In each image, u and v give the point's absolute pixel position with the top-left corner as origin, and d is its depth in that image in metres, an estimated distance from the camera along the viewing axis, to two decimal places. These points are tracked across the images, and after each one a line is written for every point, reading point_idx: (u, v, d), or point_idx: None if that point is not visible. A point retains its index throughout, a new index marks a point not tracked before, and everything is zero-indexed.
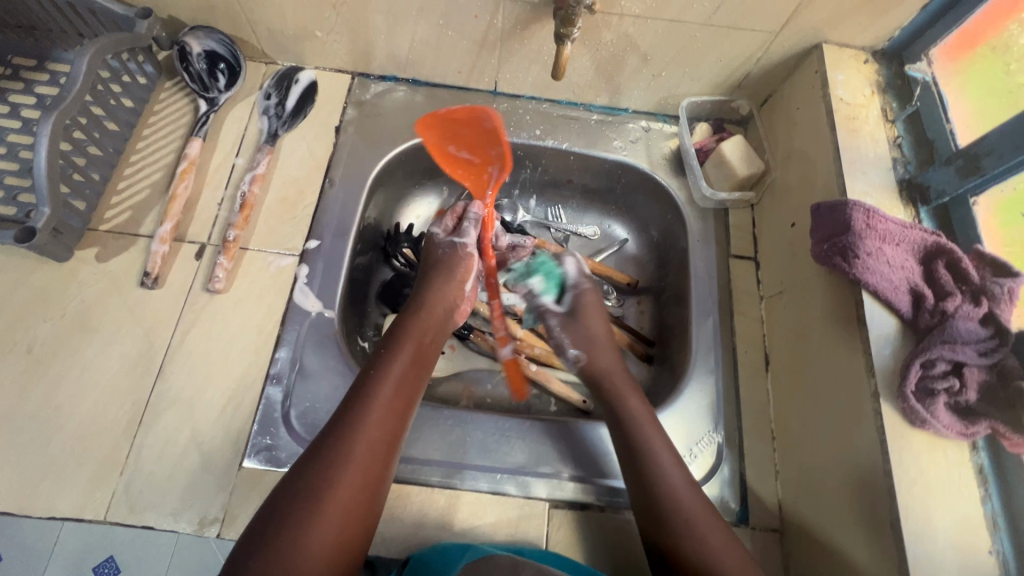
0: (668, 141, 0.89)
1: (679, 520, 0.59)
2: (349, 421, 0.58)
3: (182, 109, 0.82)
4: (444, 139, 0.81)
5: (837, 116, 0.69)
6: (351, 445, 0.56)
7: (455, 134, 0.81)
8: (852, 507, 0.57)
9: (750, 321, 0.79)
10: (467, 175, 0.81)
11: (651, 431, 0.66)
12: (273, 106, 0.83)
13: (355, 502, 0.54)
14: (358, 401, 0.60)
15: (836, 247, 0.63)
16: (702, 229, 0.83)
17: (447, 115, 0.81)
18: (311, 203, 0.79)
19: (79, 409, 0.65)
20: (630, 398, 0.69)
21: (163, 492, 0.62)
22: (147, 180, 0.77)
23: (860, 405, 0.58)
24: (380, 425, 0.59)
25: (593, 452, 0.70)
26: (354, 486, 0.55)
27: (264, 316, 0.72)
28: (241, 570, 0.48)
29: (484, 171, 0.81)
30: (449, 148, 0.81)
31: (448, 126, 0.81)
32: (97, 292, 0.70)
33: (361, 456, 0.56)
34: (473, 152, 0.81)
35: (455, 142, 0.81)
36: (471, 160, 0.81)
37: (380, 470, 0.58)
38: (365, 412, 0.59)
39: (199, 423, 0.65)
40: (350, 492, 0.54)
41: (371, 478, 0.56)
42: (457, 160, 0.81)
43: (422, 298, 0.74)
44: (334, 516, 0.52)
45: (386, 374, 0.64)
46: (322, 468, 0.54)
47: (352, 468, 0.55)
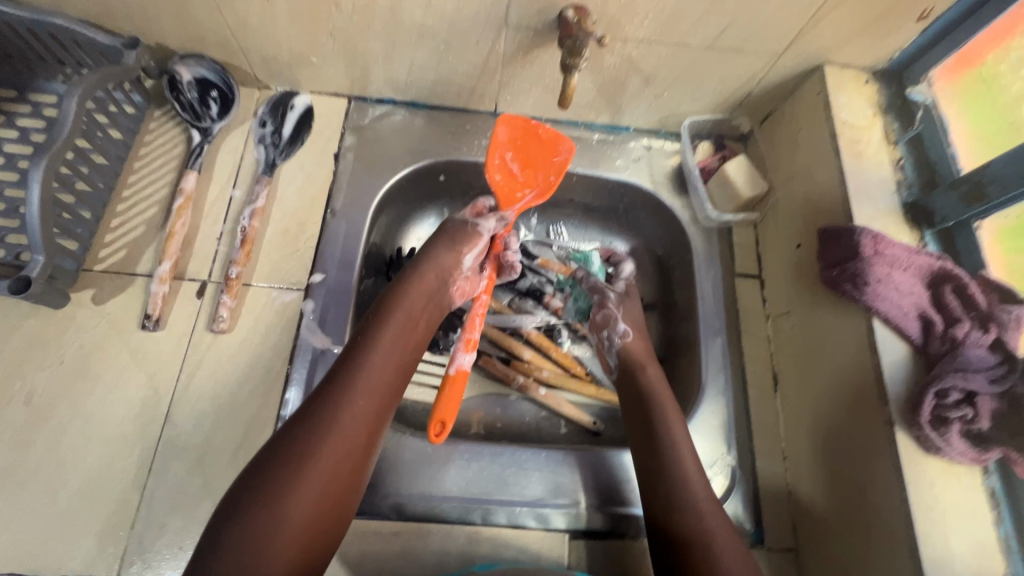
0: (669, 159, 0.89)
1: (683, 510, 0.61)
2: (337, 393, 0.56)
3: (175, 140, 0.80)
4: (511, 146, 0.79)
5: (841, 139, 0.70)
6: (339, 415, 0.54)
7: (520, 145, 0.79)
8: (867, 530, 0.59)
9: (757, 340, 0.79)
10: (505, 183, 0.78)
11: (675, 425, 0.67)
12: (269, 134, 0.81)
13: (335, 475, 0.52)
14: (349, 372, 0.58)
15: (845, 273, 0.63)
16: (707, 248, 0.84)
17: (530, 128, 0.79)
18: (314, 234, 0.77)
19: (84, 460, 0.63)
20: (657, 387, 0.71)
21: (178, 543, 0.61)
22: (142, 216, 0.75)
23: (873, 431, 0.59)
24: (372, 397, 0.57)
25: (604, 475, 0.70)
26: (339, 457, 0.53)
27: (271, 355, 0.70)
28: (220, 534, 0.47)
29: (520, 189, 0.78)
30: (507, 154, 0.78)
31: (523, 136, 0.79)
32: (95, 337, 0.68)
33: (351, 429, 0.54)
34: (522, 170, 0.79)
35: (514, 154, 0.79)
36: (516, 173, 0.78)
37: (369, 446, 0.56)
38: (358, 383, 0.57)
39: (210, 469, 0.64)
40: (336, 465, 0.52)
41: (359, 454, 0.54)
42: (504, 167, 0.78)
43: (422, 266, 0.70)
44: (318, 487, 0.51)
45: (381, 346, 0.61)
46: (309, 436, 0.52)
47: (340, 440, 0.53)
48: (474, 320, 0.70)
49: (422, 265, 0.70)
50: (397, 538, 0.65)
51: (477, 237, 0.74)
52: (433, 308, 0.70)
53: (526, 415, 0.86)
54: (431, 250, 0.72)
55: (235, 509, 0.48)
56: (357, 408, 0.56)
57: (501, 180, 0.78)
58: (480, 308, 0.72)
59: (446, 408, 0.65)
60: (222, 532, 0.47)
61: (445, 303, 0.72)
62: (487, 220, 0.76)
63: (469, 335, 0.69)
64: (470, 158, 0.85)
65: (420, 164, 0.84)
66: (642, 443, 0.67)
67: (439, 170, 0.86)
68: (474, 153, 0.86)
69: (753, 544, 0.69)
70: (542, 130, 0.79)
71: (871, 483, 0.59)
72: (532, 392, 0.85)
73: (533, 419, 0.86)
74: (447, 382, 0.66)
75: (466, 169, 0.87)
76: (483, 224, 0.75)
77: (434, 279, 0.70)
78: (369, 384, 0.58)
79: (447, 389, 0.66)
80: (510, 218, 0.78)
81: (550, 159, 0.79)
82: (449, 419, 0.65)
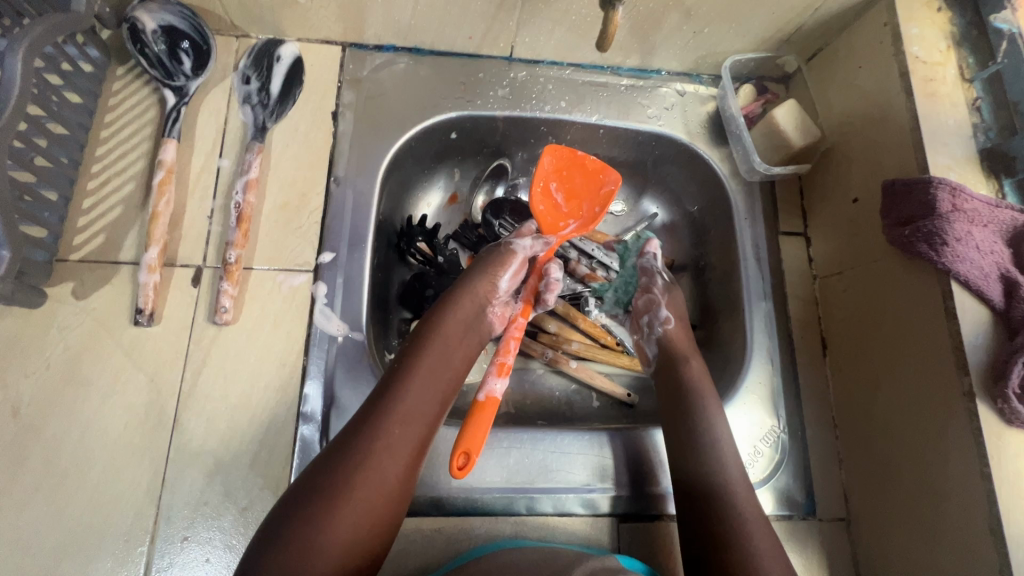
0: (705, 105, 0.80)
1: (723, 503, 0.58)
2: (376, 418, 0.52)
3: (145, 103, 0.69)
4: (556, 175, 0.72)
5: (913, 78, 0.62)
6: (374, 451, 0.50)
7: (565, 175, 0.73)
8: (936, 504, 0.57)
9: (804, 303, 0.74)
10: (546, 212, 0.71)
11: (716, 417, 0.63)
12: (255, 92, 0.71)
13: (372, 509, 0.49)
14: (388, 395, 0.54)
15: (919, 232, 0.57)
16: (749, 204, 0.77)
17: (577, 157, 0.73)
18: (317, 207, 0.69)
19: (88, 474, 0.57)
20: (695, 374, 0.67)
21: (204, 556, 0.56)
22: (117, 195, 0.65)
23: (946, 402, 0.56)
24: (409, 431, 0.53)
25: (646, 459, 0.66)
26: (371, 496, 0.49)
27: (284, 346, 0.63)
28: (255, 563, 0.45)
29: (563, 219, 0.72)
30: (551, 184, 0.72)
31: (568, 165, 0.73)
32: (83, 336, 0.61)
33: (386, 467, 0.50)
34: (566, 201, 0.72)
35: (559, 184, 0.73)
36: (559, 204, 0.72)
37: (405, 487, 0.52)
38: (394, 414, 0.53)
39: (230, 476, 0.59)
40: (368, 506, 0.48)
41: (393, 496, 0.50)
42: (548, 196, 0.72)
43: (458, 291, 0.64)
44: (348, 527, 0.47)
45: (416, 375, 0.56)
46: (342, 473, 0.49)
47: (374, 478, 0.49)
48: (509, 343, 0.63)
49: (458, 290, 0.64)
50: (439, 535, 0.61)
51: (514, 256, 0.67)
52: (473, 335, 0.63)
53: (555, 390, 0.80)
54: (469, 273, 0.66)
55: (264, 547, 0.45)
56: (392, 440, 0.51)
57: (544, 211, 0.71)
58: (518, 329, 0.65)
59: (473, 436, 0.57)
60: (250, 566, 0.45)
61: (486, 330, 0.65)
62: (523, 239, 0.69)
63: (501, 360, 0.61)
64: (485, 112, 0.76)
65: (430, 121, 0.74)
66: (675, 435, 0.63)
67: (451, 127, 0.77)
68: (489, 106, 0.76)
69: (805, 516, 0.67)
70: (589, 160, 0.73)
71: (942, 457, 0.56)
72: (562, 366, 0.78)
73: (563, 394, 0.80)
74: (477, 409, 0.58)
75: (482, 125, 0.78)
76: (518, 243, 0.68)
77: (470, 306, 0.63)
78: (406, 417, 0.53)
79: (476, 416, 0.58)
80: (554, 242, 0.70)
81: (595, 191, 0.73)
82: (475, 452, 0.56)
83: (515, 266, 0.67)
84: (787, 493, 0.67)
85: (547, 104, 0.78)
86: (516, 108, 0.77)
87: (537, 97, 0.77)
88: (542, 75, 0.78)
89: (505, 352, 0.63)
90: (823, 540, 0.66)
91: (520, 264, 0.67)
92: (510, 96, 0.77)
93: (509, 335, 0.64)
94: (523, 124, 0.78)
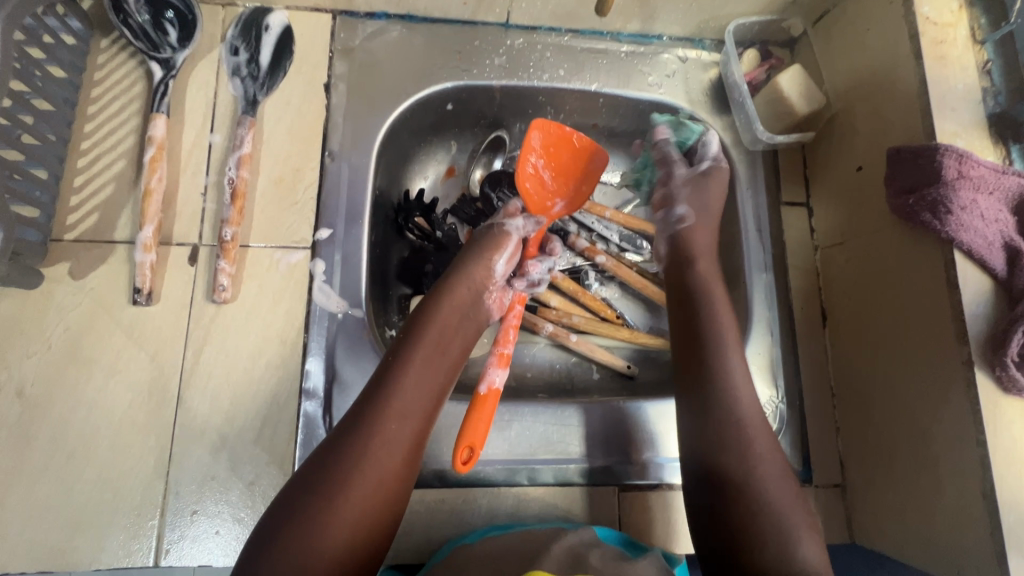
0: (707, 72, 0.78)
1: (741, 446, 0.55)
2: (371, 415, 0.53)
3: (132, 76, 0.67)
4: (544, 152, 0.70)
5: (922, 40, 0.60)
6: (372, 446, 0.51)
7: (553, 153, 0.71)
8: (930, 470, 0.58)
9: (805, 274, 0.74)
10: (534, 191, 0.69)
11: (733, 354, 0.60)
12: (245, 64, 0.69)
13: (368, 506, 0.50)
14: (382, 392, 0.54)
15: (924, 201, 0.57)
16: (751, 174, 0.76)
17: (564, 131, 0.71)
18: (312, 182, 0.68)
19: (96, 452, 0.58)
20: (717, 309, 0.63)
21: (213, 528, 0.58)
22: (109, 173, 0.64)
23: (945, 372, 0.56)
24: (406, 425, 0.54)
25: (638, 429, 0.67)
26: (372, 489, 0.50)
27: (284, 324, 0.63)
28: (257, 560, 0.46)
29: (550, 199, 0.71)
30: (538, 162, 0.70)
31: (555, 140, 0.70)
32: (82, 316, 0.60)
33: (384, 461, 0.51)
34: (553, 179, 0.71)
35: (546, 162, 0.71)
36: (546, 182, 0.71)
37: (405, 478, 0.53)
38: (389, 409, 0.53)
39: (236, 451, 0.60)
40: (369, 499, 0.50)
41: (394, 487, 0.52)
42: (535, 175, 0.70)
43: (453, 278, 0.63)
44: (350, 518, 0.49)
45: (411, 364, 0.56)
46: (342, 469, 0.50)
47: (374, 472, 0.51)
48: (508, 332, 0.64)
49: (453, 276, 0.63)
50: (443, 505, 0.63)
51: (508, 239, 0.67)
52: (469, 324, 0.63)
53: (555, 363, 0.81)
54: (462, 263, 0.65)
55: (271, 538, 0.47)
56: (389, 435, 0.52)
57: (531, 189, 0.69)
58: (514, 319, 0.66)
59: (474, 429, 0.58)
60: (255, 561, 0.46)
61: (482, 317, 0.65)
62: (515, 219, 0.69)
63: (503, 351, 0.63)
64: (482, 82, 0.74)
65: (425, 92, 0.73)
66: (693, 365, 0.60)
67: (447, 98, 0.75)
68: (486, 75, 0.74)
69: (801, 483, 0.68)
70: (577, 136, 0.71)
71: (938, 425, 0.57)
72: (563, 340, 0.77)
73: (563, 367, 0.80)
74: (478, 403, 0.59)
75: (478, 95, 0.76)
76: (511, 224, 0.68)
77: (466, 294, 0.63)
78: (403, 412, 0.54)
79: (477, 410, 0.59)
80: (544, 222, 0.70)
81: (583, 169, 0.72)
82: (478, 446, 0.58)
83: (509, 249, 0.67)
84: (784, 462, 0.68)
85: (545, 72, 0.75)
86: (514, 77, 0.75)
87: (534, 66, 0.75)
88: (539, 42, 0.76)
89: (504, 342, 0.64)
90: (818, 506, 0.67)
91: (514, 248, 0.67)
92: (507, 65, 0.75)
93: (508, 324, 0.65)
94: (520, 94, 0.76)
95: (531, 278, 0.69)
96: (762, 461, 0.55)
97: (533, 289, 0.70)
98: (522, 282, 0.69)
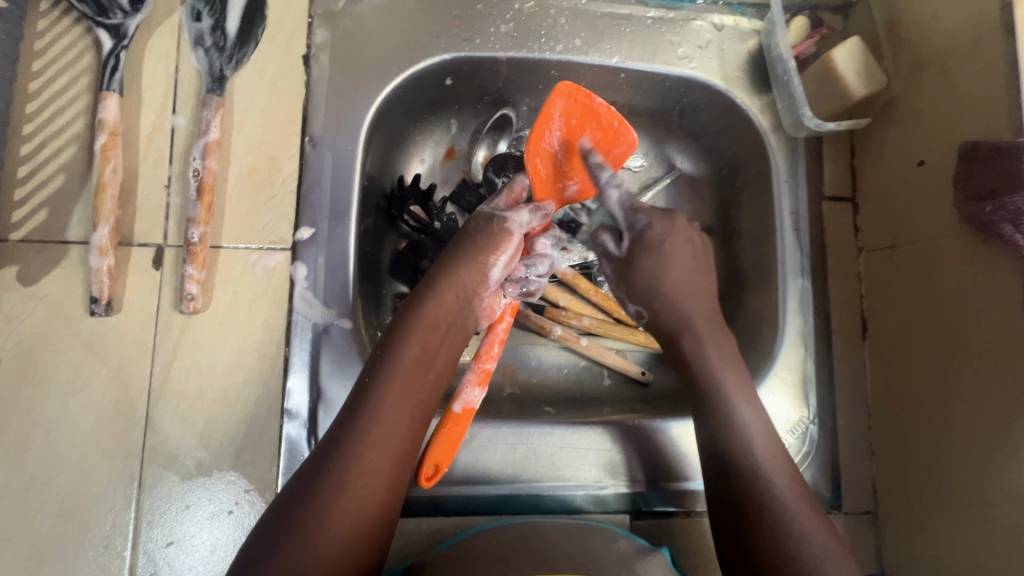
0: (746, 42, 0.67)
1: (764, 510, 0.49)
2: (350, 437, 0.47)
3: (78, 46, 0.57)
4: (565, 123, 0.60)
5: (1017, 12, 0.50)
6: (351, 477, 0.46)
7: (575, 125, 0.60)
8: (980, 511, 0.52)
9: (846, 279, 0.66)
10: (544, 170, 0.60)
11: (739, 403, 0.54)
12: (209, 32, 0.59)
13: (349, 538, 0.44)
14: (363, 410, 0.48)
15: (1003, 211, 0.48)
16: (791, 164, 0.66)
17: (590, 101, 0.60)
18: (291, 173, 0.59)
19: (57, 478, 0.52)
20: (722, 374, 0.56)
21: (191, 560, 0.53)
22: (57, 161, 0.56)
23: (1010, 406, 0.50)
24: (390, 452, 0.48)
25: (660, 452, 0.61)
26: (353, 524, 0.45)
27: (262, 336, 0.57)
28: None
29: (561, 182, 0.61)
30: (555, 134, 0.59)
31: (579, 109, 0.59)
32: (34, 327, 0.54)
33: (365, 493, 0.46)
34: (571, 159, 0.60)
35: (565, 136, 0.60)
36: (560, 160, 0.60)
37: (390, 509, 0.48)
38: (371, 431, 0.48)
39: (212, 478, 0.54)
40: (349, 534, 0.44)
41: (377, 520, 0.46)
42: (549, 149, 0.60)
43: (437, 283, 0.55)
44: (329, 558, 0.43)
45: (389, 384, 0.50)
46: (318, 504, 0.44)
47: (353, 505, 0.45)
48: (492, 347, 0.58)
49: (439, 279, 0.55)
50: (442, 534, 0.59)
51: (510, 238, 0.57)
52: (457, 335, 0.56)
53: (564, 368, 0.73)
54: (447, 259, 0.56)
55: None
56: (369, 464, 0.46)
57: (543, 170, 0.60)
58: (503, 332, 0.59)
59: (443, 450, 0.54)
60: None
61: (471, 324, 0.57)
62: (519, 213, 0.58)
63: (483, 369, 0.56)
64: (486, 54, 0.64)
65: (420, 66, 0.63)
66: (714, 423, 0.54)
67: (445, 73, 0.65)
68: (490, 46, 0.64)
69: (830, 509, 0.63)
70: (606, 110, 0.60)
71: (995, 464, 0.51)
72: (572, 344, 0.70)
73: (572, 373, 0.73)
74: (451, 421, 0.55)
75: (482, 68, 0.66)
76: (513, 219, 0.57)
77: (452, 300, 0.55)
78: (385, 438, 0.48)
79: (446, 430, 0.54)
80: (551, 212, 0.59)
81: (606, 150, 0.62)
82: (445, 465, 0.54)
83: (509, 251, 0.57)
84: (812, 487, 0.63)
85: (559, 42, 0.65)
86: (522, 47, 0.65)
87: (547, 34, 0.65)
88: (553, 6, 0.65)
89: (486, 358, 0.57)
90: (847, 534, 0.62)
91: (515, 250, 0.57)
92: (515, 34, 0.65)
93: (495, 337, 0.58)
94: (530, 68, 0.66)
95: (525, 285, 0.59)
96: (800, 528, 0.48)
97: (527, 298, 0.61)
98: (515, 288, 0.59)
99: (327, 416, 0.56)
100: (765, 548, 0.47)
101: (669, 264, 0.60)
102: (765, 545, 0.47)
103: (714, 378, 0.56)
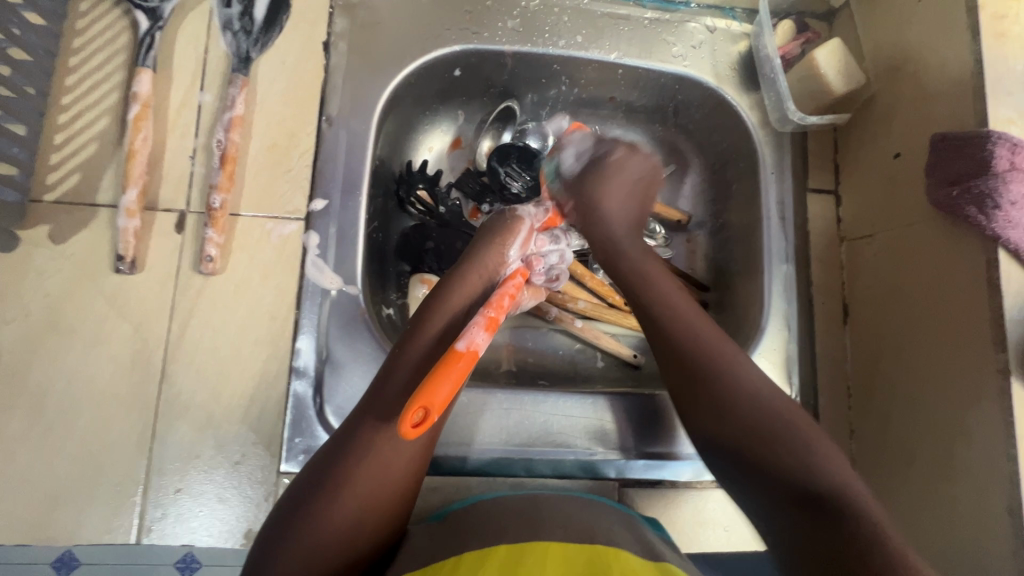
0: (736, 44, 0.72)
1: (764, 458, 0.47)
2: (381, 402, 0.48)
3: (117, 26, 0.62)
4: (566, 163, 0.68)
5: (981, 15, 0.55)
6: (380, 443, 0.46)
7: None
8: (947, 480, 0.55)
9: (828, 266, 0.70)
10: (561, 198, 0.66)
11: (704, 336, 0.54)
12: (238, 17, 0.64)
13: (381, 490, 0.46)
14: (393, 375, 0.50)
15: (969, 194, 0.53)
16: (778, 157, 0.70)
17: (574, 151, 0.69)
18: (308, 148, 0.64)
19: (75, 425, 0.55)
20: (688, 317, 0.55)
21: (199, 506, 0.56)
22: (91, 131, 0.60)
23: (978, 376, 0.52)
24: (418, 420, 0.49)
25: (662, 425, 0.64)
26: (379, 485, 0.46)
27: (274, 299, 0.60)
28: (279, 532, 0.44)
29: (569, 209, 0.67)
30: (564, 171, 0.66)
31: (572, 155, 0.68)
32: (63, 282, 0.57)
33: (393, 458, 0.46)
34: None
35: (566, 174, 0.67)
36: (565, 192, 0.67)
37: (414, 477, 0.48)
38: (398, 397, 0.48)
39: (222, 431, 0.57)
40: (376, 494, 0.46)
41: (407, 480, 0.48)
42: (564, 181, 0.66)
43: (463, 267, 0.58)
44: (361, 505, 0.45)
45: (419, 359, 0.50)
46: (347, 467, 0.46)
47: (384, 465, 0.46)
48: (503, 299, 0.54)
49: (464, 262, 0.58)
50: (436, 494, 0.61)
51: (521, 225, 0.61)
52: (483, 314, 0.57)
53: (560, 349, 0.76)
54: (475, 247, 0.59)
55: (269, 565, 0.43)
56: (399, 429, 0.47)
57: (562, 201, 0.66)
58: (513, 289, 0.56)
59: (434, 385, 0.43)
60: (273, 536, 0.44)
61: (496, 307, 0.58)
62: (527, 206, 0.63)
63: (490, 314, 0.50)
64: (493, 46, 0.69)
65: (432, 55, 0.67)
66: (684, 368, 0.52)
67: (454, 63, 0.69)
68: (497, 39, 0.69)
69: None
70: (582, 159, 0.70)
71: (964, 436, 0.53)
72: (567, 326, 0.73)
73: (568, 354, 0.76)
74: (451, 356, 0.45)
75: (489, 60, 0.70)
76: (523, 209, 0.62)
77: (477, 282, 0.57)
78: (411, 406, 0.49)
79: (444, 363, 0.45)
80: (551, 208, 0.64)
81: None
82: (437, 409, 0.42)
83: (522, 236, 0.61)
84: None
85: (561, 38, 0.70)
86: (527, 42, 0.69)
87: (550, 31, 0.70)
88: (557, 6, 0.70)
89: (496, 308, 0.52)
90: None
91: (528, 235, 0.61)
92: (520, 29, 0.69)
93: (505, 294, 0.55)
94: (535, 62, 0.71)
95: (549, 272, 0.65)
96: (813, 443, 0.47)
97: (552, 283, 0.66)
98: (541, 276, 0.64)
99: (332, 378, 0.59)
100: (797, 472, 0.45)
101: (607, 194, 0.62)
102: (794, 469, 0.46)
103: (680, 324, 0.54)
